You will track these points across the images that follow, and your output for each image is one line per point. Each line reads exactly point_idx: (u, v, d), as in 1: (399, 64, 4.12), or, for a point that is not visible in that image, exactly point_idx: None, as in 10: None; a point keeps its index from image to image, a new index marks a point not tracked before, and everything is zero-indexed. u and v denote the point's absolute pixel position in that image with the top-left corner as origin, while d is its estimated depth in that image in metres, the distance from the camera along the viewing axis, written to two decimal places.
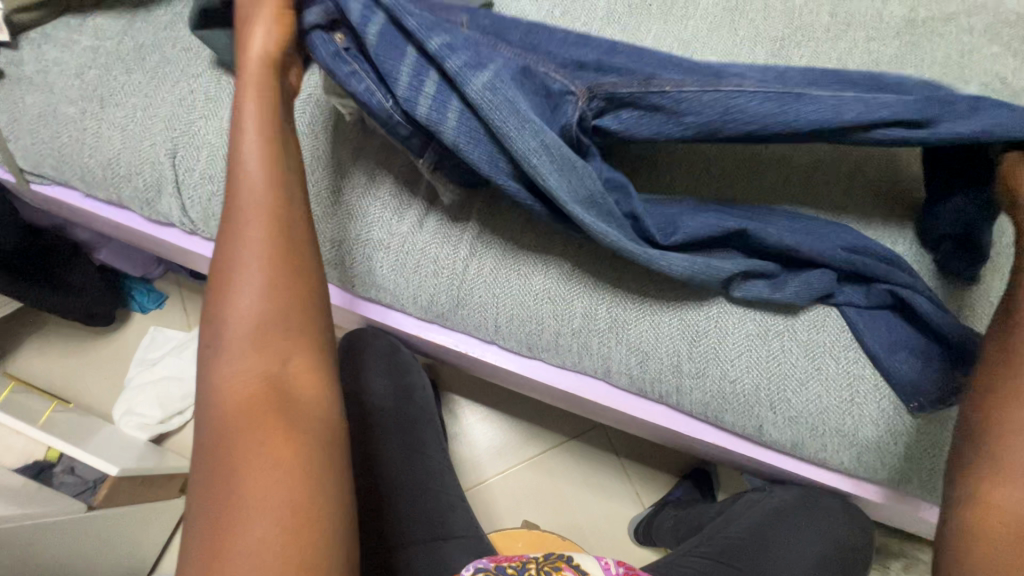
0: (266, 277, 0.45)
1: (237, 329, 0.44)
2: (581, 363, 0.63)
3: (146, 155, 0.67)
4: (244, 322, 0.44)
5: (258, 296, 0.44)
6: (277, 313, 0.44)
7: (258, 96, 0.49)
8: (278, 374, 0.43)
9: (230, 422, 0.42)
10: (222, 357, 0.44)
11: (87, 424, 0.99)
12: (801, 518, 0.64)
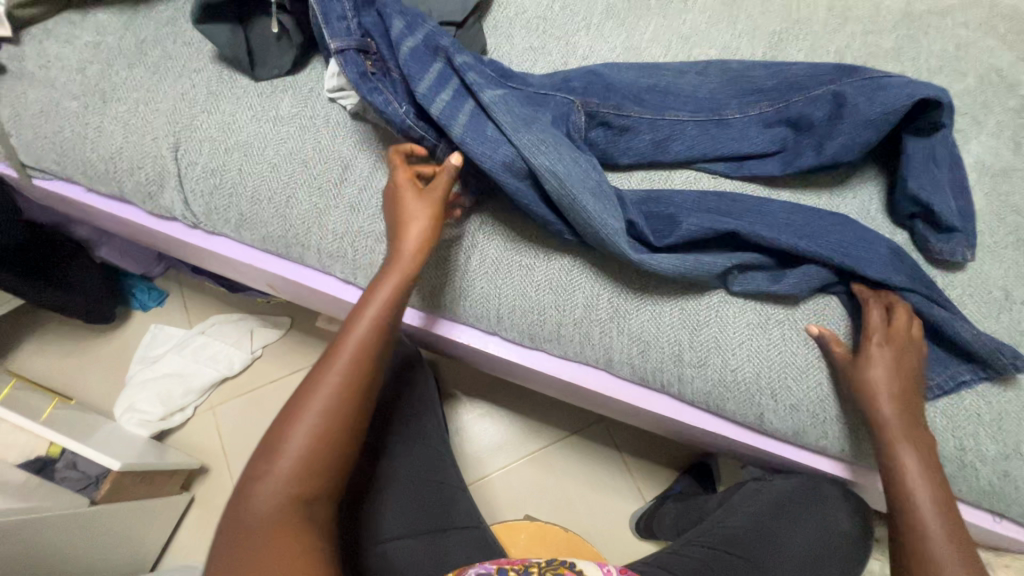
0: (363, 370, 0.52)
1: (321, 394, 0.50)
2: (582, 353, 0.64)
3: (149, 149, 0.67)
4: (341, 396, 0.50)
5: (348, 385, 0.51)
6: (357, 411, 0.51)
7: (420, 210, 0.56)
8: (335, 449, 0.49)
9: (282, 470, 0.47)
10: (306, 408, 0.49)
11: (88, 421, 0.99)
12: (802, 503, 0.64)
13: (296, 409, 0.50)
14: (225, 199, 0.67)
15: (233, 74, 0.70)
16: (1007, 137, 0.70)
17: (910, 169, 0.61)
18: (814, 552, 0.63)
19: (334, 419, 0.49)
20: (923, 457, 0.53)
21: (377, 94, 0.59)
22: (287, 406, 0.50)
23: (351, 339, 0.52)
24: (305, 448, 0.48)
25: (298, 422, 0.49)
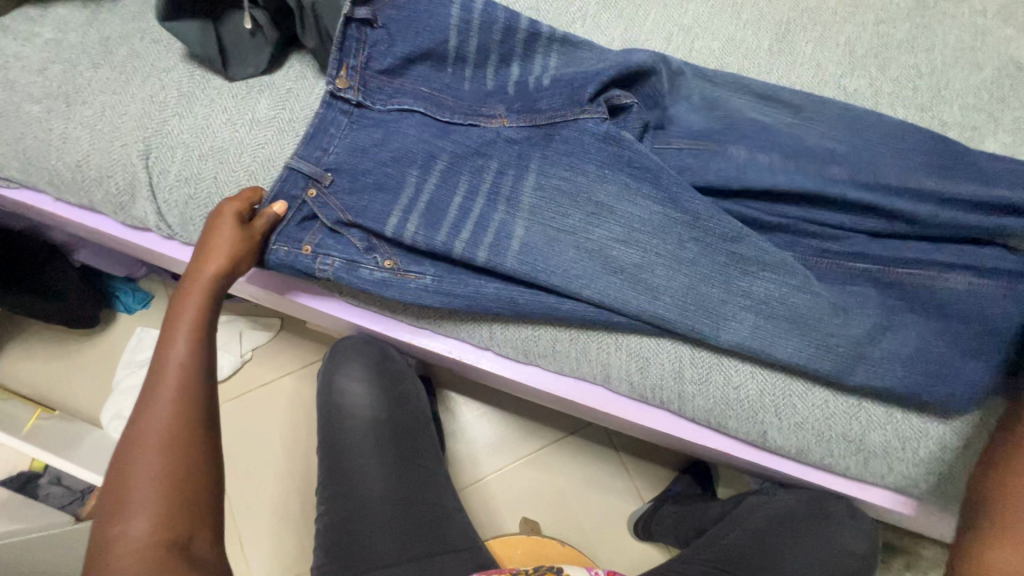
0: (194, 449, 0.46)
1: (165, 379, 0.48)
2: (578, 369, 0.61)
3: (119, 157, 0.63)
4: (144, 517, 0.42)
5: (166, 475, 0.44)
6: (184, 507, 0.43)
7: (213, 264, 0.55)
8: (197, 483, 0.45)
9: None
10: (129, 479, 0.43)
11: (72, 431, 0.97)
12: (806, 522, 0.62)
13: (115, 495, 0.43)
14: (200, 209, 0.63)
15: (206, 73, 0.66)
16: None
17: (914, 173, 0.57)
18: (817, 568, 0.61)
19: (167, 494, 0.43)
20: None
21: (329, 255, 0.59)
22: (106, 492, 0.44)
23: (164, 383, 0.48)
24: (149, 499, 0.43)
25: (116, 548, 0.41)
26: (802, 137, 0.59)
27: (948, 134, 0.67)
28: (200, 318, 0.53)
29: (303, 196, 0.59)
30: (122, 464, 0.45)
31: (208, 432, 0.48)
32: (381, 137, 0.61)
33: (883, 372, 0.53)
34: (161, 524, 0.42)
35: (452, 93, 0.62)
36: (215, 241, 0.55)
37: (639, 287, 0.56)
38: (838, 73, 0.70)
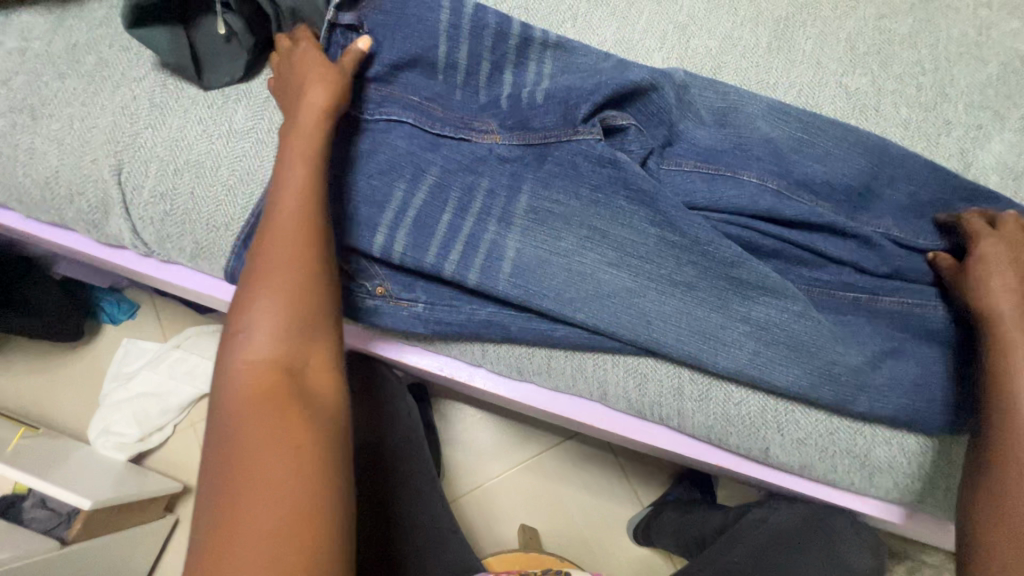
0: (306, 303, 0.46)
1: (278, 214, 0.48)
2: (574, 386, 0.59)
3: (89, 172, 0.60)
4: (265, 349, 0.44)
5: (279, 328, 0.44)
6: (294, 355, 0.44)
7: (303, 139, 0.52)
8: (314, 333, 0.46)
9: (231, 394, 0.42)
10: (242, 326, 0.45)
11: (57, 449, 0.94)
12: (807, 538, 0.60)
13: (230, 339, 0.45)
14: (177, 226, 0.60)
15: (179, 82, 0.63)
16: None
17: (902, 184, 0.58)
18: None
19: (281, 342, 0.44)
20: None
21: None
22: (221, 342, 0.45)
23: (272, 236, 0.48)
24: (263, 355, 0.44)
25: (240, 352, 0.44)
26: (795, 151, 0.58)
27: (952, 135, 0.65)
28: (311, 176, 0.51)
29: None
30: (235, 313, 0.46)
31: (325, 288, 0.48)
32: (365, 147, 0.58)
33: (884, 385, 0.53)
34: (278, 343, 0.44)
35: (438, 100, 0.60)
36: (308, 74, 0.54)
37: (636, 307, 0.54)
38: (839, 72, 0.67)
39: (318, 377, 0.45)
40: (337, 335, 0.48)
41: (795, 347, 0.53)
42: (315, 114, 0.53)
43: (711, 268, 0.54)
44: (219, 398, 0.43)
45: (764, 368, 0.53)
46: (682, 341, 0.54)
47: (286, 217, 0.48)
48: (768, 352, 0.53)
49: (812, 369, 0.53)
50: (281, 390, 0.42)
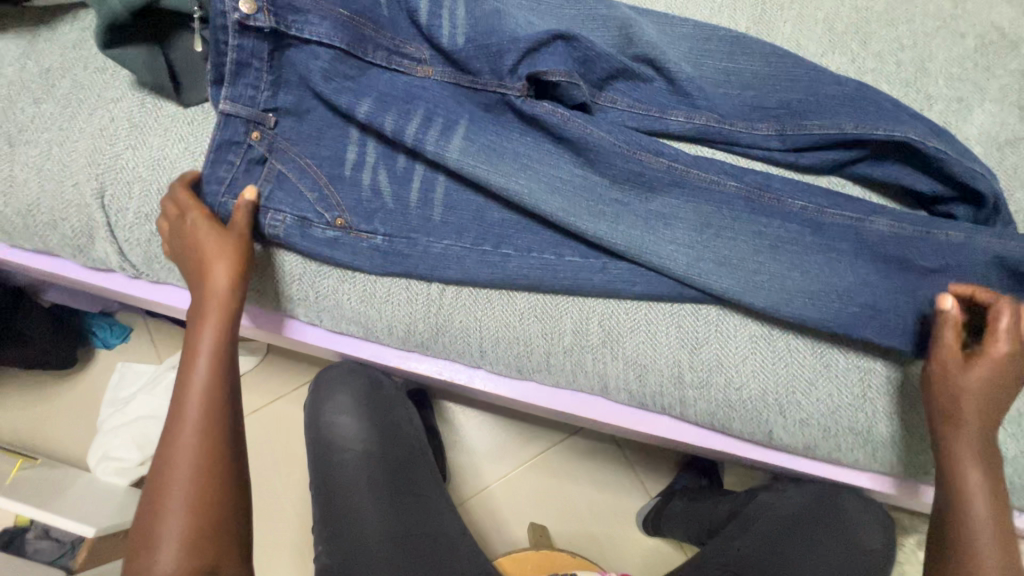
0: (211, 482, 0.48)
1: (184, 431, 0.49)
2: (575, 381, 0.59)
3: (71, 197, 0.59)
4: (178, 524, 0.46)
5: (194, 520, 0.46)
6: (212, 545, 0.46)
7: (220, 260, 0.53)
8: (221, 490, 0.48)
9: (162, 539, 0.46)
10: (171, 482, 0.47)
11: (58, 480, 0.93)
12: (818, 521, 0.60)
13: (164, 474, 0.48)
14: (165, 245, 0.60)
15: (157, 100, 0.62)
16: (1013, 102, 0.65)
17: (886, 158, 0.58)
18: (833, 566, 0.58)
19: (194, 539, 0.46)
20: (986, 468, 0.49)
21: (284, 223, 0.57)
22: (150, 486, 0.48)
23: (184, 425, 0.49)
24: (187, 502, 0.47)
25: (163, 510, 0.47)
26: (771, 128, 0.59)
27: (934, 108, 0.65)
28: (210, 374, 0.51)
29: (249, 140, 0.57)
30: (163, 466, 0.49)
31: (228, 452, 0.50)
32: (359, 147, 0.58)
33: (862, 347, 0.56)
34: (190, 543, 0.46)
35: (418, 101, 0.58)
36: (198, 239, 0.53)
37: (627, 277, 0.57)
38: (819, 53, 0.67)
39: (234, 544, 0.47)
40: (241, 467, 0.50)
41: (778, 333, 0.56)
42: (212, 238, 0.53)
43: (704, 254, 0.55)
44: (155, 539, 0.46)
45: (754, 351, 0.56)
46: (666, 296, 0.57)
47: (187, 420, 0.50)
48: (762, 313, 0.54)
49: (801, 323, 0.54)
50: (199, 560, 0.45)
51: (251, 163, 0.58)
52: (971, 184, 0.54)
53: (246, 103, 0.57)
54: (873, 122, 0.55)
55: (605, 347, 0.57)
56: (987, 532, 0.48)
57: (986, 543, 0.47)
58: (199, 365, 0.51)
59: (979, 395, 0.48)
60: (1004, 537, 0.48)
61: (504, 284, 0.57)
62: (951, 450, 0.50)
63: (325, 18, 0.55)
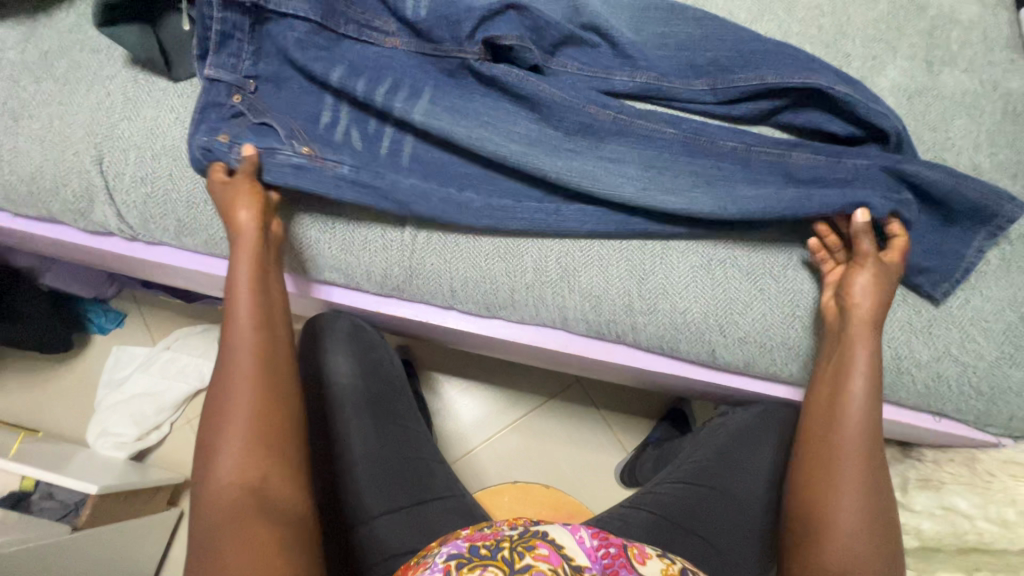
0: (262, 401, 0.51)
1: (235, 354, 0.53)
2: (539, 315, 0.65)
3: (72, 165, 0.65)
4: (236, 439, 0.49)
5: (253, 439, 0.49)
6: (267, 457, 0.49)
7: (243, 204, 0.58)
8: (276, 408, 0.52)
9: (220, 456, 0.49)
10: (226, 401, 0.51)
11: (59, 452, 0.97)
12: (762, 434, 0.67)
13: (218, 404, 0.51)
14: (159, 206, 0.65)
15: (149, 76, 0.68)
16: (921, 58, 0.73)
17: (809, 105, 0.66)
18: (776, 472, 0.65)
19: (250, 457, 0.49)
20: (874, 391, 0.54)
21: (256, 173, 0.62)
22: (209, 412, 0.51)
23: (239, 359, 0.53)
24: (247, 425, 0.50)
25: (220, 431, 0.50)
26: (708, 81, 0.66)
27: (852, 65, 0.73)
28: (256, 307, 0.55)
29: (230, 101, 0.63)
30: (220, 391, 0.52)
31: (281, 378, 0.54)
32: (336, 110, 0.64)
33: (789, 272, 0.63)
34: (247, 456, 0.49)
35: (385, 68, 0.64)
36: (238, 194, 0.58)
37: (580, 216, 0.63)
38: (749, 20, 0.75)
39: (288, 461, 0.50)
40: (289, 392, 0.54)
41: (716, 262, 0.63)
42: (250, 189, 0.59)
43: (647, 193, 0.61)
44: (214, 458, 0.49)
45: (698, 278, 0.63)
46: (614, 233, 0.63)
47: (237, 347, 0.53)
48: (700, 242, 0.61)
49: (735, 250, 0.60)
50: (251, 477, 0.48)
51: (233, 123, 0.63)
52: (876, 123, 0.62)
53: (230, 70, 0.63)
54: (790, 72, 0.63)
55: (563, 282, 0.63)
56: (857, 470, 0.52)
57: (851, 483, 0.51)
58: (243, 298, 0.55)
59: (868, 319, 0.55)
60: (871, 436, 0.53)
61: (470, 228, 0.63)
62: (840, 359, 0.56)
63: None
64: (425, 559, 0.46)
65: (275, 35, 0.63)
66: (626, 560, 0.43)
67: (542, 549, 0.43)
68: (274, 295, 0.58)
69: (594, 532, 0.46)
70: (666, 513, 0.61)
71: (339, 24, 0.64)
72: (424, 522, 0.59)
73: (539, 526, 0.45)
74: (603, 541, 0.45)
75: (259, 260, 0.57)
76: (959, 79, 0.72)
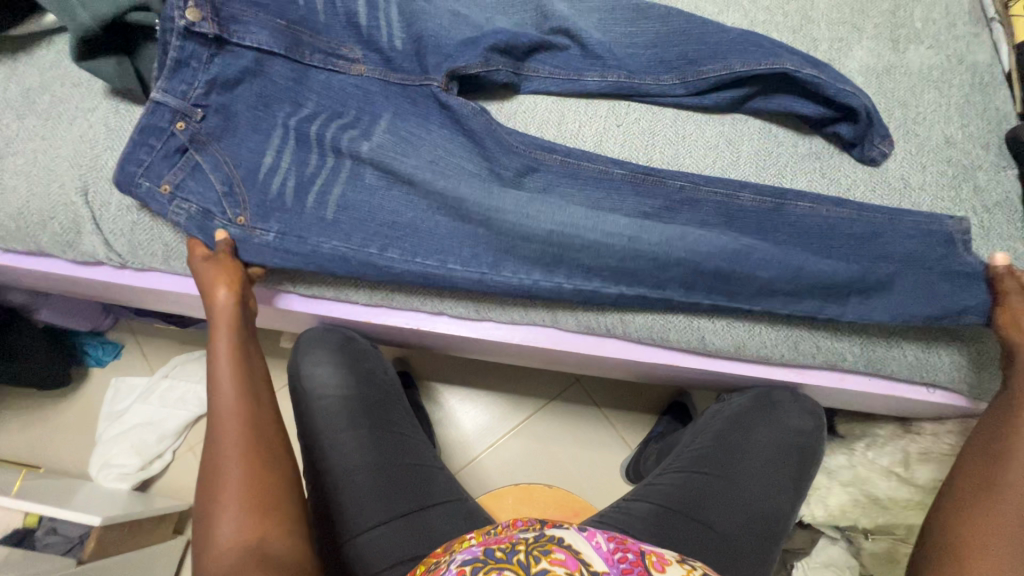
0: (256, 463, 0.53)
1: (223, 422, 0.54)
2: (529, 315, 0.66)
3: (58, 198, 0.66)
4: (233, 505, 0.50)
5: (245, 495, 0.50)
6: (264, 518, 0.50)
7: (219, 273, 0.60)
8: (269, 469, 0.53)
9: (218, 526, 0.49)
10: (218, 471, 0.52)
11: (64, 487, 0.97)
12: (756, 416, 0.67)
13: (210, 474, 0.52)
14: (146, 233, 0.66)
15: (130, 106, 0.69)
16: (886, 37, 0.74)
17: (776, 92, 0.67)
18: (773, 453, 0.65)
19: (248, 519, 0.49)
20: None
21: (203, 202, 0.62)
22: (202, 483, 0.52)
23: (225, 422, 0.54)
24: (239, 486, 0.51)
25: (215, 503, 0.50)
26: (673, 77, 0.67)
27: (820, 49, 0.74)
28: (239, 376, 0.57)
29: (172, 127, 0.62)
30: (210, 460, 0.53)
31: (272, 440, 0.55)
32: (317, 129, 0.66)
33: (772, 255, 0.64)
34: (246, 520, 0.49)
35: (352, 99, 0.67)
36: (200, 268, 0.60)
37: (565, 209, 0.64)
38: (715, 12, 0.77)
39: (284, 518, 0.51)
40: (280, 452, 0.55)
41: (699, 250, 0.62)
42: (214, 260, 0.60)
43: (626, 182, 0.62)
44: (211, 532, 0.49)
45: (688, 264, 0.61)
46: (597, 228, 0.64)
47: (227, 415, 0.55)
48: None
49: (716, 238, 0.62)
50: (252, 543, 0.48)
51: (169, 151, 0.62)
52: (845, 102, 0.63)
53: (179, 96, 0.63)
54: (756, 59, 0.64)
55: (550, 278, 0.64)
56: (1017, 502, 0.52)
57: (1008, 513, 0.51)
58: (222, 369, 0.57)
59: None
60: None
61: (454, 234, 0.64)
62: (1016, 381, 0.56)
63: (265, 28, 0.64)
64: (443, 565, 0.46)
65: (249, 62, 0.65)
66: (643, 567, 0.42)
67: (558, 554, 0.42)
68: (255, 364, 0.60)
69: (610, 535, 0.46)
70: (666, 502, 0.61)
71: (305, 55, 0.66)
72: (423, 529, 0.59)
73: (554, 531, 0.45)
74: (621, 543, 0.45)
75: (236, 328, 0.60)
76: (925, 55, 0.73)
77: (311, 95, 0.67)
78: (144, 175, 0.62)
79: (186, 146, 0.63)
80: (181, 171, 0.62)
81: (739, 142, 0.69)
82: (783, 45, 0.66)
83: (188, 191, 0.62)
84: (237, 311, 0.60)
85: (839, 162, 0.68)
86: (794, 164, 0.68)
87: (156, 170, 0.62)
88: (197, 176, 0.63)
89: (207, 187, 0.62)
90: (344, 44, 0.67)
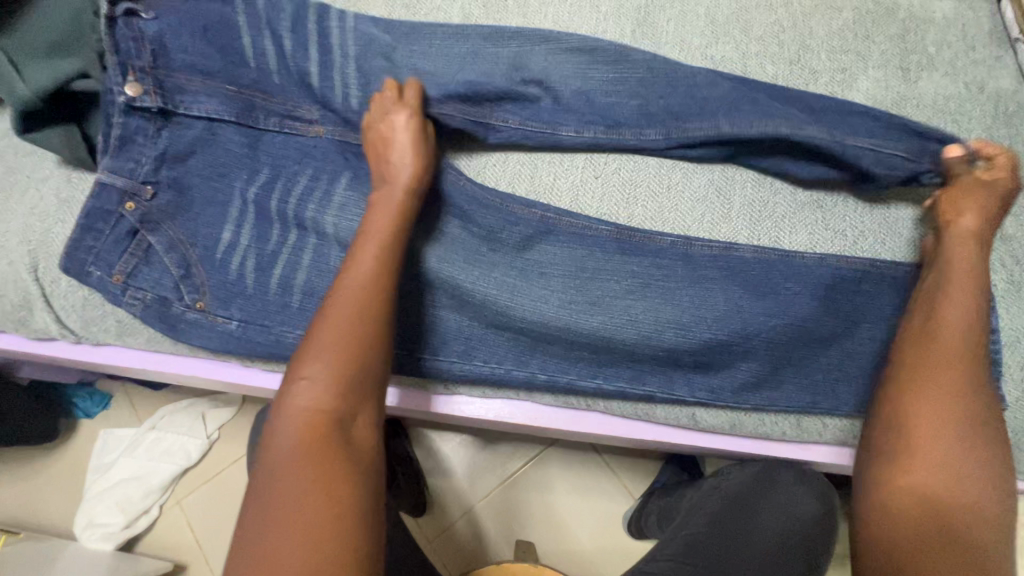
0: (353, 352, 0.48)
1: (340, 295, 0.51)
2: (501, 389, 0.60)
3: (7, 275, 0.63)
4: (316, 388, 0.47)
5: (329, 375, 0.47)
6: (348, 393, 0.48)
7: (407, 150, 0.56)
8: (360, 361, 0.49)
9: (297, 392, 0.47)
10: (312, 342, 0.49)
11: (45, 550, 0.95)
12: (758, 500, 0.61)
13: (305, 344, 0.50)
14: (98, 309, 0.63)
15: (82, 174, 0.66)
16: (895, 65, 0.67)
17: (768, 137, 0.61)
18: (777, 545, 0.59)
19: (327, 381, 0.47)
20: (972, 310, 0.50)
21: (161, 291, 0.59)
22: (296, 352, 0.50)
23: (338, 296, 0.51)
24: (330, 364, 0.48)
25: (298, 378, 0.48)
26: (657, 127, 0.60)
27: (820, 81, 0.68)
28: (382, 258, 0.53)
29: (121, 209, 0.59)
30: (309, 341, 0.50)
31: (385, 339, 0.51)
32: (273, 198, 0.62)
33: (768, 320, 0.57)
34: (335, 389, 0.47)
35: (308, 163, 0.63)
36: (398, 141, 0.56)
37: (536, 272, 0.58)
38: (703, 44, 0.70)
39: (363, 409, 0.48)
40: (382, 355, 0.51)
41: (692, 317, 0.55)
42: (408, 150, 0.56)
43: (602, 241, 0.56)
44: (285, 398, 0.47)
45: (674, 334, 0.55)
46: (573, 295, 0.57)
47: (345, 288, 0.51)
48: (660, 299, 0.56)
49: (704, 307, 0.56)
50: (320, 430, 0.46)
51: (121, 235, 0.59)
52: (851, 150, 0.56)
53: (125, 175, 0.59)
54: (743, 103, 0.58)
55: (524, 353, 0.58)
56: (944, 423, 0.48)
57: (940, 441, 0.47)
58: (373, 248, 0.53)
59: (980, 270, 0.51)
60: (971, 384, 0.48)
61: (417, 307, 0.59)
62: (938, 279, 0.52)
63: (212, 95, 0.61)
64: None
65: (200, 133, 0.62)
66: None
67: None
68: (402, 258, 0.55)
69: None
70: None
71: (259, 120, 0.63)
72: None
73: None
74: None
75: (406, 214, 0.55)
76: (940, 84, 0.66)
77: (266, 161, 0.63)
78: (94, 262, 0.59)
79: (138, 229, 0.59)
80: (134, 257, 0.59)
81: (730, 191, 0.62)
82: (773, 87, 0.60)
83: (146, 280, 0.59)
84: (408, 200, 0.56)
85: (844, 212, 0.61)
86: (791, 217, 0.61)
87: (107, 256, 0.59)
88: (152, 260, 0.60)
89: (164, 273, 0.59)
90: (299, 103, 0.63)
